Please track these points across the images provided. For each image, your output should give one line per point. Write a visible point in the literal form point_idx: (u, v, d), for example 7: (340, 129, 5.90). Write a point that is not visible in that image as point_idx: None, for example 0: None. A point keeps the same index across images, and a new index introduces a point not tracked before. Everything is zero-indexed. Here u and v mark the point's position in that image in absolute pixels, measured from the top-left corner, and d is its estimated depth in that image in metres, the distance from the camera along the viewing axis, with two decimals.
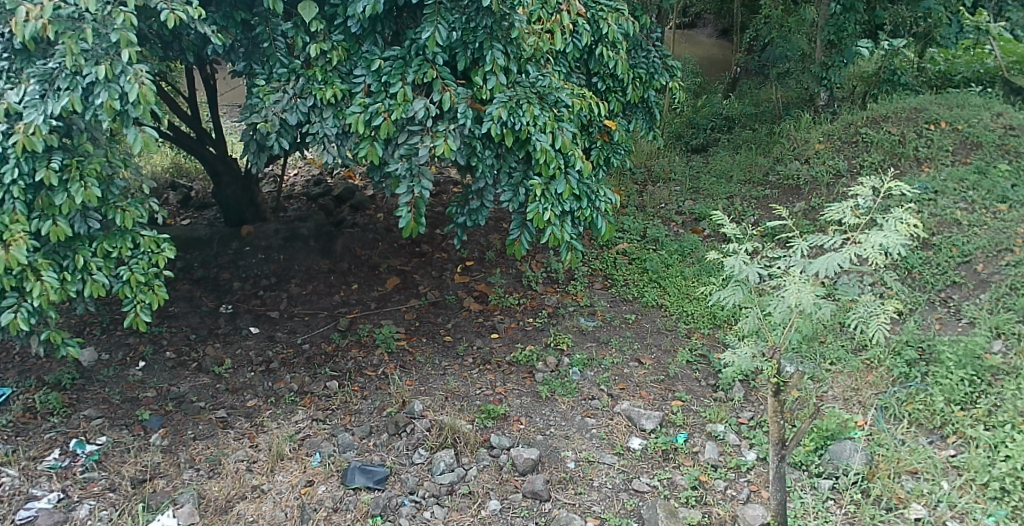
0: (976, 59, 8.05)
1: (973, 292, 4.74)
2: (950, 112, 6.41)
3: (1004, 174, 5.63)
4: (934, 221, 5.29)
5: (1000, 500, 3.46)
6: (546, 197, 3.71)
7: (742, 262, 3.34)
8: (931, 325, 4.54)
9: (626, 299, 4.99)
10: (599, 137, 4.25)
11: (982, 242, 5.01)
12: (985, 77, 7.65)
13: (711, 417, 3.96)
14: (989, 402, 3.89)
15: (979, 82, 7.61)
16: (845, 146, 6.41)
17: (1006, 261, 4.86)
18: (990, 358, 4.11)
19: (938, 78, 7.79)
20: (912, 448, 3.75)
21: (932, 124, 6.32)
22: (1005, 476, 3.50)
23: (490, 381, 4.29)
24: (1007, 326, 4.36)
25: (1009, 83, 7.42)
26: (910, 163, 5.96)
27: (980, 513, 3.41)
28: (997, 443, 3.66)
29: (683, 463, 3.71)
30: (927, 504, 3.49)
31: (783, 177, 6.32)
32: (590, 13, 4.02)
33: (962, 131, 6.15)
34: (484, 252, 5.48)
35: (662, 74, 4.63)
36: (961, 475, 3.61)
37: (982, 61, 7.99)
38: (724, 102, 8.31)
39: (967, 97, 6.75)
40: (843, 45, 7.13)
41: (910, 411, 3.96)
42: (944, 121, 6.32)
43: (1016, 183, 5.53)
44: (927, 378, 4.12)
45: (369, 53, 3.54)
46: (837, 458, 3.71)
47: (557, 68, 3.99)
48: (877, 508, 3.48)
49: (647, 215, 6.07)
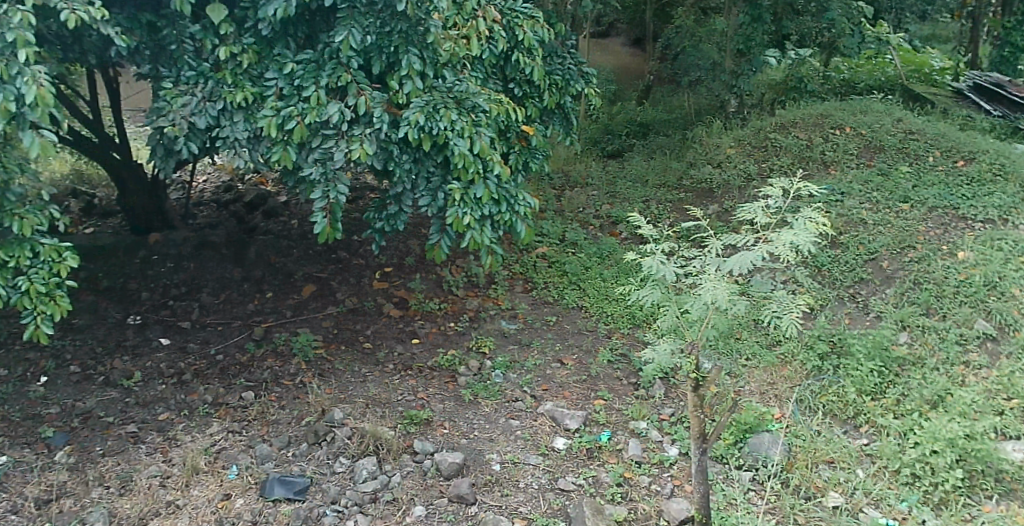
0: (877, 68, 8.49)
1: (879, 288, 4.96)
2: (854, 118, 6.78)
3: (904, 175, 5.95)
4: (842, 221, 5.54)
5: (911, 485, 3.60)
6: (464, 201, 3.69)
7: (659, 262, 3.35)
8: (840, 320, 4.73)
9: (546, 302, 5.04)
10: (517, 142, 4.24)
11: (887, 241, 5.25)
12: (886, 85, 8.06)
13: (633, 414, 4.05)
14: (897, 391, 4.09)
15: (881, 90, 8.05)
16: (755, 150, 6.64)
17: (910, 256, 5.09)
18: (897, 349, 4.33)
19: (842, 87, 8.13)
20: (828, 438, 3.90)
21: (838, 130, 6.66)
22: (915, 462, 3.66)
23: (411, 386, 4.25)
24: (912, 319, 4.57)
25: (908, 90, 7.98)
26: (818, 166, 6.22)
27: (894, 499, 3.54)
28: (906, 430, 3.85)
29: (607, 460, 3.77)
30: (844, 492, 3.61)
31: (696, 181, 6.50)
32: (505, 21, 4.02)
33: (866, 136, 6.49)
34: (403, 258, 5.44)
35: (577, 81, 4.68)
36: (874, 462, 3.77)
37: (883, 70, 8.43)
38: (638, 109, 8.51)
39: (869, 104, 7.12)
40: (752, 54, 7.41)
41: (824, 403, 4.13)
42: (849, 126, 6.68)
43: (916, 183, 5.85)
44: (839, 371, 4.31)
45: (280, 56, 3.48)
46: (756, 449, 3.84)
47: (473, 73, 3.99)
48: (797, 498, 3.58)
49: (566, 219, 6.12)
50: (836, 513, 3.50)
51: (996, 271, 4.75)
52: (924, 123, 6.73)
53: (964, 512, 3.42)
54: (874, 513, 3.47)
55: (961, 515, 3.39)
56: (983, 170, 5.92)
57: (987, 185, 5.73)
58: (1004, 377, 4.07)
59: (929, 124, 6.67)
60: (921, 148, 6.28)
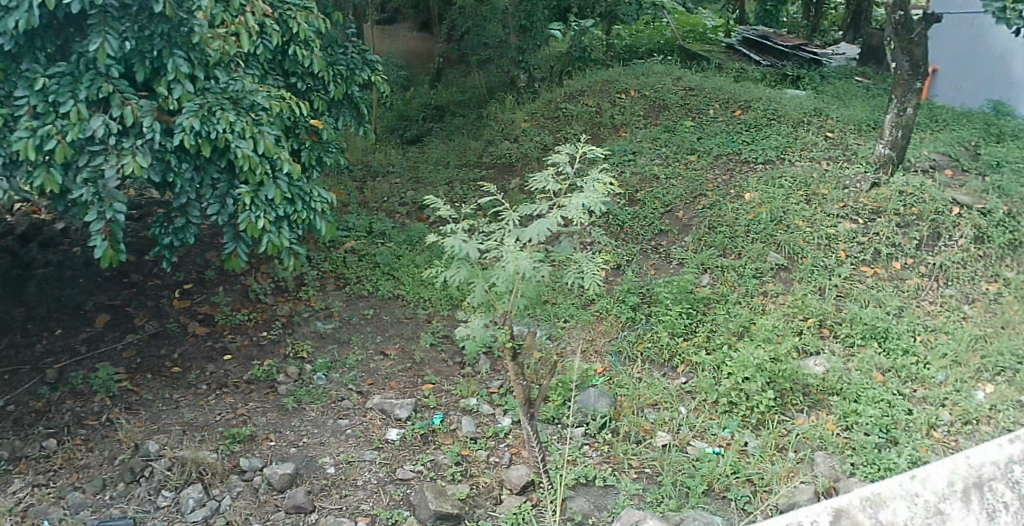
0: (655, 32, 9.13)
1: (678, 237, 5.31)
2: (637, 81, 7.22)
3: (689, 129, 6.41)
4: (636, 179, 5.89)
5: (730, 412, 3.83)
6: (256, 204, 3.58)
7: (462, 240, 3.33)
8: (647, 272, 5.02)
9: (360, 296, 4.99)
10: (308, 137, 4.14)
11: (679, 193, 5.64)
12: (663, 47, 8.69)
13: (462, 392, 4.12)
14: (706, 329, 4.36)
15: (660, 52, 8.66)
16: (548, 121, 6.91)
17: (702, 204, 5.50)
18: (700, 290, 4.63)
19: (625, 52, 8.67)
20: (649, 384, 4.08)
21: (623, 94, 7.06)
22: (730, 391, 3.89)
23: (229, 404, 4.07)
24: (711, 260, 4.94)
25: (684, 50, 8.52)
26: (608, 130, 6.57)
27: (717, 427, 3.76)
28: (718, 363, 4.07)
29: (443, 442, 3.81)
30: (671, 429, 3.79)
31: (495, 157, 6.65)
32: (278, 14, 3.88)
33: (650, 97, 6.93)
34: (203, 273, 5.16)
35: (363, 69, 4.62)
36: (694, 398, 3.98)
37: (661, 34, 9.13)
38: (431, 93, 8.56)
39: (650, 66, 7.60)
40: (535, 28, 7.71)
41: (642, 350, 4.35)
42: (633, 89, 7.10)
43: (701, 135, 6.32)
44: (651, 319, 4.56)
45: (29, 71, 3.16)
46: (584, 405, 3.91)
47: (249, 71, 3.83)
48: (628, 443, 3.70)
49: (370, 210, 6.05)
50: (665, 451, 3.67)
51: (780, 208, 5.23)
52: (702, 79, 7.31)
53: (779, 428, 3.71)
54: (699, 445, 3.69)
55: (778, 432, 3.67)
56: (759, 116, 6.52)
57: (763, 130, 6.31)
58: (799, 299, 4.47)
59: (704, 80, 7.27)
60: (701, 103, 6.79)
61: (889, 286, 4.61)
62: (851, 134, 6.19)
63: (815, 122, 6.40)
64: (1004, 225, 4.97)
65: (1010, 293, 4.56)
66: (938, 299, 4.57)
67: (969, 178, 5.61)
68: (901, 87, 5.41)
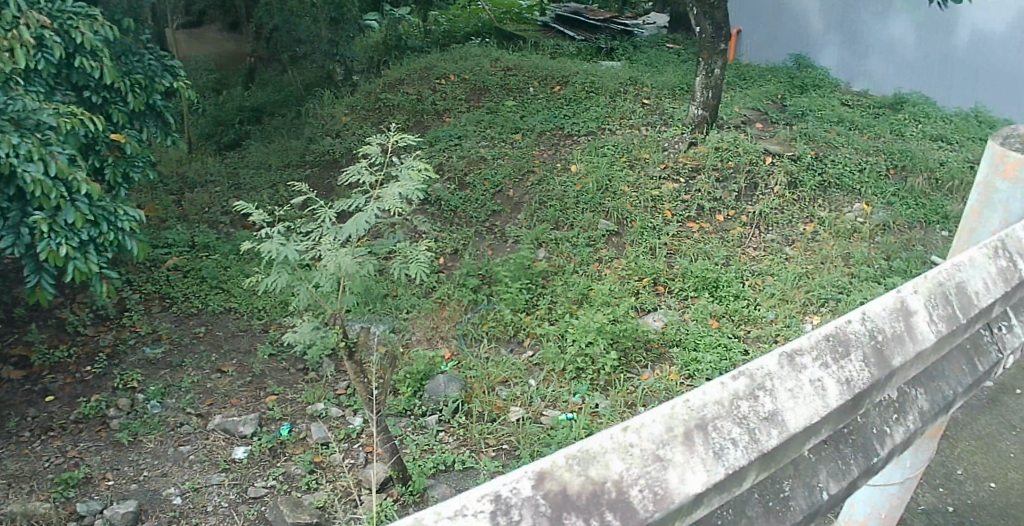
0: (471, 16, 9.85)
1: (511, 216, 5.29)
2: (455, 65, 7.51)
3: (512, 109, 6.57)
4: (464, 162, 5.83)
5: (579, 378, 3.88)
6: (55, 231, 3.32)
7: (279, 244, 3.23)
8: (484, 254, 4.93)
9: (190, 314, 4.75)
10: (109, 154, 3.95)
11: (508, 172, 5.63)
12: (481, 31, 9.37)
13: (309, 399, 4.03)
14: (547, 301, 4.38)
15: (477, 35, 9.27)
16: (370, 113, 6.91)
17: (530, 181, 5.54)
18: (538, 265, 4.62)
19: (444, 37, 9.07)
20: (497, 361, 4.04)
21: (443, 79, 7.31)
22: (576, 358, 3.94)
23: (57, 448, 3.77)
24: (545, 235, 4.94)
25: (500, 31, 9.28)
26: (431, 116, 6.63)
27: (567, 395, 3.79)
28: (563, 332, 4.09)
29: (293, 453, 3.72)
30: (524, 403, 3.80)
31: (318, 154, 6.41)
32: (58, 23, 3.57)
33: (469, 80, 7.18)
34: (11, 310, 4.74)
35: (164, 76, 4.38)
36: (543, 369, 3.99)
37: (477, 17, 9.83)
38: (245, 94, 8.00)
39: (467, 50, 8.01)
40: (346, 20, 7.71)
41: (487, 330, 4.26)
42: (452, 74, 7.35)
43: (523, 114, 6.47)
44: (493, 298, 4.49)
45: None
46: (435, 393, 3.85)
47: (30, 89, 3.53)
48: (483, 423, 3.69)
49: (191, 223, 5.66)
50: (521, 424, 3.67)
51: (605, 176, 5.41)
52: (519, 58, 7.67)
53: (626, 386, 3.79)
54: (553, 414, 3.72)
55: (625, 390, 3.73)
56: (578, 90, 6.81)
57: (582, 103, 6.57)
58: (631, 262, 4.62)
59: (523, 59, 7.63)
60: (519, 83, 7.08)
61: (715, 238, 4.88)
62: (664, 99, 6.59)
63: (631, 91, 6.76)
64: (812, 167, 5.48)
65: (825, 231, 4.93)
66: (762, 244, 4.86)
67: (778, 130, 6.15)
68: (707, 51, 5.70)
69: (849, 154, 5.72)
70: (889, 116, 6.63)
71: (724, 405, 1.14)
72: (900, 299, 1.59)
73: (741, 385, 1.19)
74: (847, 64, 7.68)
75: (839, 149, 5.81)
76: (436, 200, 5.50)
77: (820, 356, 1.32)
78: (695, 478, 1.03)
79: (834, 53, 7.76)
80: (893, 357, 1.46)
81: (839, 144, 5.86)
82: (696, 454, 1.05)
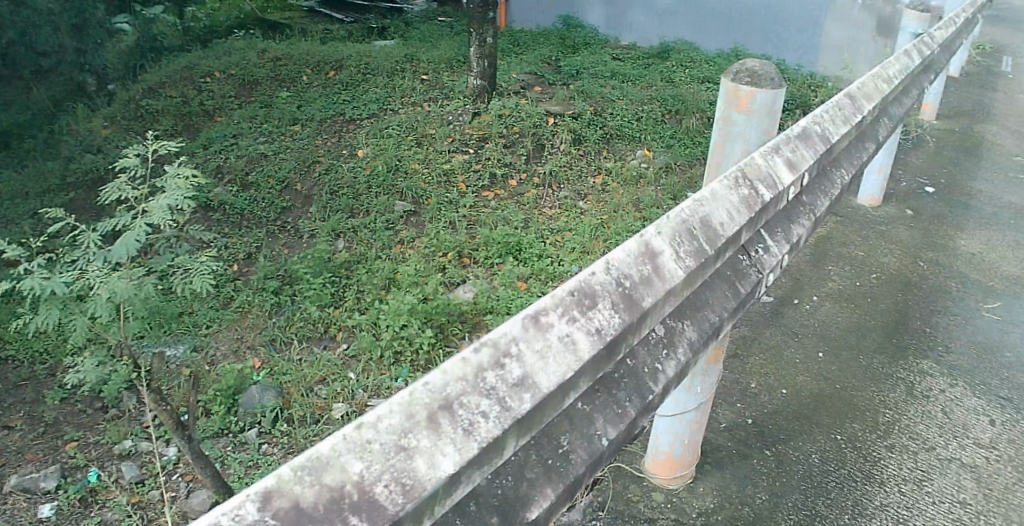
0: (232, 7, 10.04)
1: (303, 210, 5.24)
2: (218, 63, 7.63)
3: (286, 101, 6.74)
4: (245, 162, 5.71)
5: (399, 362, 3.88)
6: None
7: (41, 279, 2.92)
8: (280, 253, 4.80)
9: None
10: None
11: (292, 166, 5.62)
12: (243, 23, 9.55)
13: (114, 437, 3.74)
14: (353, 290, 4.34)
15: (240, 28, 9.48)
16: (132, 122, 6.62)
17: (317, 171, 5.59)
18: (338, 257, 4.59)
19: (206, 33, 9.04)
20: (310, 362, 3.93)
21: (207, 78, 7.36)
22: (392, 342, 3.93)
23: None
24: (341, 225, 4.95)
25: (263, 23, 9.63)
26: (203, 117, 6.56)
27: (390, 380, 3.78)
28: (375, 319, 4.07)
29: (106, 498, 3.46)
30: (346, 398, 3.73)
31: (83, 172, 5.85)
32: None
33: (236, 75, 7.36)
34: None
35: None
36: (360, 359, 3.94)
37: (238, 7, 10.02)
38: None
39: (229, 45, 8.21)
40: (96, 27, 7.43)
41: (295, 331, 4.13)
42: (216, 72, 7.46)
43: (297, 106, 6.66)
44: (297, 298, 4.36)
45: None
46: (250, 406, 3.68)
47: None
48: (307, 427, 3.57)
49: None
50: (346, 420, 3.61)
51: (394, 157, 5.71)
52: (285, 49, 8.10)
53: (447, 360, 3.83)
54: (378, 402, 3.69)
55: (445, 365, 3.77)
56: (351, 74, 7.35)
57: (359, 86, 7.10)
58: (433, 239, 4.75)
59: (289, 49, 8.09)
60: (288, 73, 7.42)
61: (512, 204, 5.23)
62: (440, 74, 7.49)
63: (405, 72, 7.47)
64: (594, 123, 6.30)
65: (613, 181, 5.50)
66: (556, 201, 5.31)
67: (554, 94, 7.09)
68: (478, 23, 6.52)
69: (625, 104, 6.82)
70: (648, 76, 7.70)
71: (468, 379, 1.29)
72: (644, 241, 1.71)
73: (485, 356, 1.32)
74: (612, 20, 9.61)
75: (616, 100, 6.93)
76: (218, 205, 5.22)
77: (565, 311, 1.45)
78: (444, 459, 1.20)
79: (598, 13, 9.68)
80: (644, 299, 1.61)
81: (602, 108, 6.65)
82: (443, 434, 1.22)
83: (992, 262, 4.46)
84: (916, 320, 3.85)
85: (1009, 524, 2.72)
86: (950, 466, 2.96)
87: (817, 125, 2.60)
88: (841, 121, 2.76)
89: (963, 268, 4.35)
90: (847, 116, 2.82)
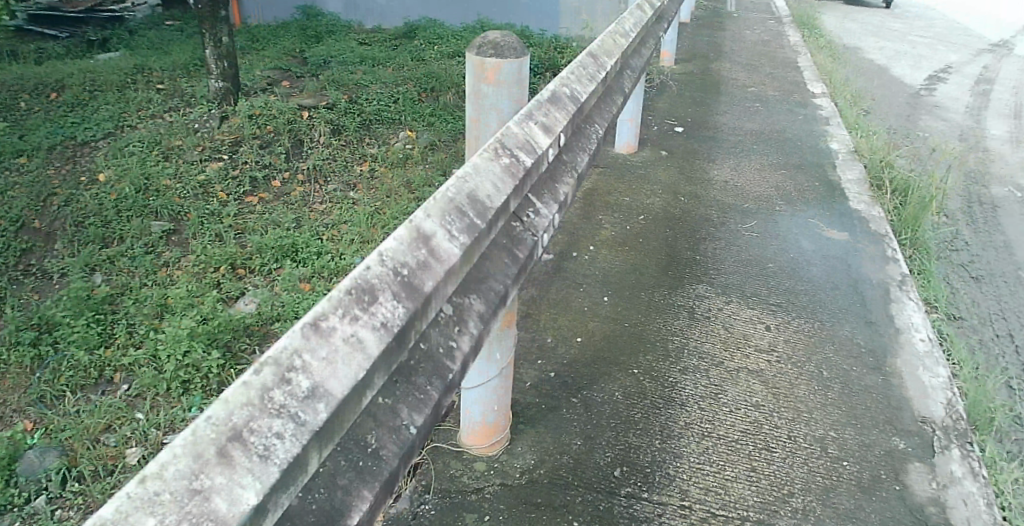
0: None
1: (47, 248, 4.73)
2: None
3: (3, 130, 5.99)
4: None
5: (189, 391, 3.60)
6: None
7: None
8: (29, 299, 4.27)
9: None
10: None
11: (24, 202, 5.01)
12: None
13: None
14: (123, 326, 3.98)
15: None
16: None
17: (56, 203, 5.07)
18: (98, 292, 4.18)
19: None
20: (91, 410, 3.53)
21: None
22: (178, 371, 3.65)
23: None
24: (96, 257, 4.50)
25: None
26: None
27: (184, 412, 3.47)
28: (153, 352, 3.77)
29: None
30: (140, 441, 3.39)
31: None
32: None
33: None
34: None
35: None
36: (144, 397, 3.62)
37: None
38: None
39: None
40: None
41: (65, 382, 3.69)
42: None
43: (19, 133, 5.94)
44: (59, 344, 3.90)
45: None
46: (30, 472, 3.23)
47: None
48: (103, 481, 3.19)
49: None
50: (142, 463, 3.27)
51: (141, 175, 5.33)
52: None
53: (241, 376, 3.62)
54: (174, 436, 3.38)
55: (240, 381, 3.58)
56: (77, 91, 6.70)
57: (87, 104, 6.47)
58: (202, 255, 4.53)
59: None
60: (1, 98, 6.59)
61: (280, 205, 5.21)
62: (177, 81, 7.10)
63: (138, 82, 7.00)
64: (350, 111, 6.53)
65: (379, 167, 5.71)
66: (326, 196, 5.39)
67: (305, 84, 7.21)
68: (210, 22, 6.49)
69: (379, 89, 7.10)
70: (397, 58, 8.04)
71: (255, 403, 1.33)
72: (415, 228, 1.82)
73: (268, 375, 1.37)
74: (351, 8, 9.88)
75: (369, 87, 7.15)
76: None
77: (346, 311, 1.55)
78: (243, 491, 1.24)
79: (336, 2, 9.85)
80: (423, 283, 1.74)
81: (355, 98, 6.82)
82: (239, 467, 1.26)
83: (740, 187, 4.99)
84: (686, 249, 4.20)
85: (796, 416, 3.11)
86: (739, 376, 3.30)
87: (565, 87, 2.73)
88: (587, 79, 2.92)
89: (716, 197, 4.82)
90: (591, 74, 2.98)
